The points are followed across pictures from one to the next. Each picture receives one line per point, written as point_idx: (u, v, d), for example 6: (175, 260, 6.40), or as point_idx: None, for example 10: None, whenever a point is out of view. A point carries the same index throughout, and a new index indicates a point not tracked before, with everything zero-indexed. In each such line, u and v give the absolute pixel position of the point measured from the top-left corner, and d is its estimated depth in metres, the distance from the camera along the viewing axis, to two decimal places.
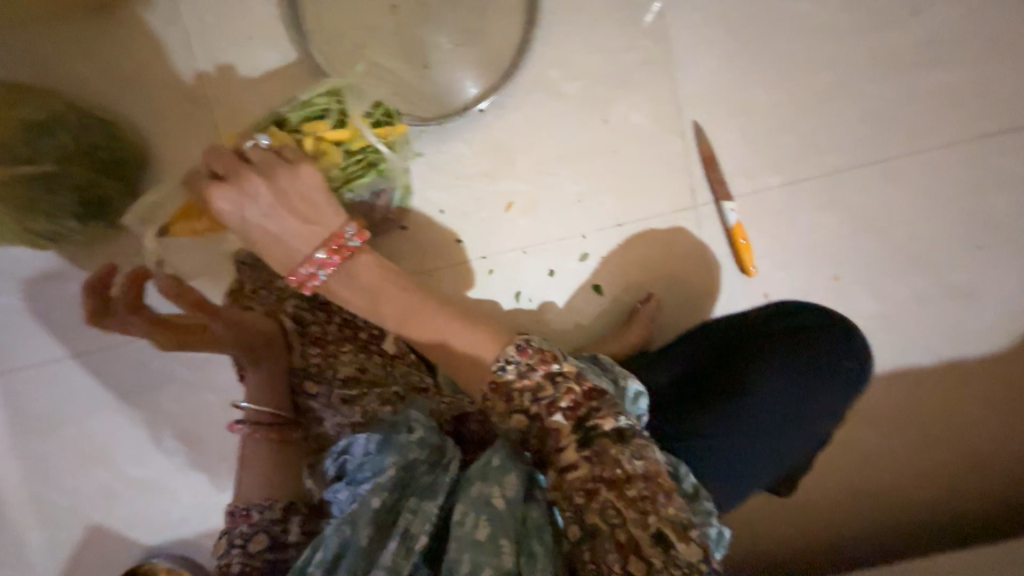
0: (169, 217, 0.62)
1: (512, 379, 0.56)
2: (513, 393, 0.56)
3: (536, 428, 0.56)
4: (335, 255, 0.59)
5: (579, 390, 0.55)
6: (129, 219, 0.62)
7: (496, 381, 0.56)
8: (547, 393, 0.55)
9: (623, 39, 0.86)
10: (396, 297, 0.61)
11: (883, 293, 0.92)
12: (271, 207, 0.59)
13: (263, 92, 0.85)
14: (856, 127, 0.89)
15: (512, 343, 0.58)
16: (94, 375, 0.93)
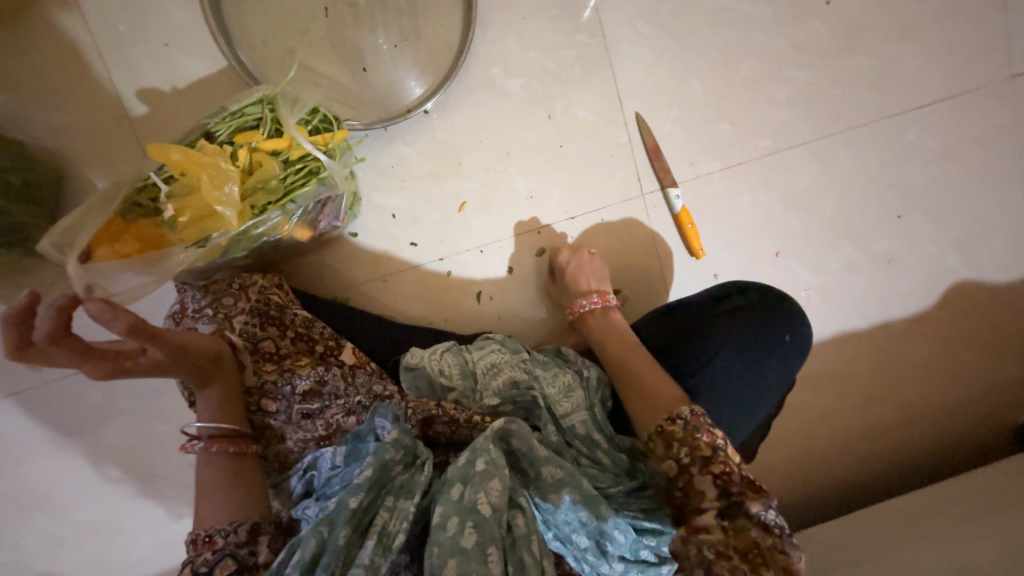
0: (94, 239, 0.57)
1: (677, 432, 0.62)
2: (673, 444, 0.61)
3: (683, 481, 0.60)
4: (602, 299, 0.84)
5: (697, 453, 0.60)
6: (47, 245, 0.56)
7: (670, 434, 0.62)
8: (683, 452, 0.60)
9: (562, 35, 0.87)
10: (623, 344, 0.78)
11: (819, 266, 0.99)
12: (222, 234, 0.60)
13: (193, 103, 0.81)
14: (784, 111, 0.95)
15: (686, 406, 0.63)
16: (24, 417, 0.86)
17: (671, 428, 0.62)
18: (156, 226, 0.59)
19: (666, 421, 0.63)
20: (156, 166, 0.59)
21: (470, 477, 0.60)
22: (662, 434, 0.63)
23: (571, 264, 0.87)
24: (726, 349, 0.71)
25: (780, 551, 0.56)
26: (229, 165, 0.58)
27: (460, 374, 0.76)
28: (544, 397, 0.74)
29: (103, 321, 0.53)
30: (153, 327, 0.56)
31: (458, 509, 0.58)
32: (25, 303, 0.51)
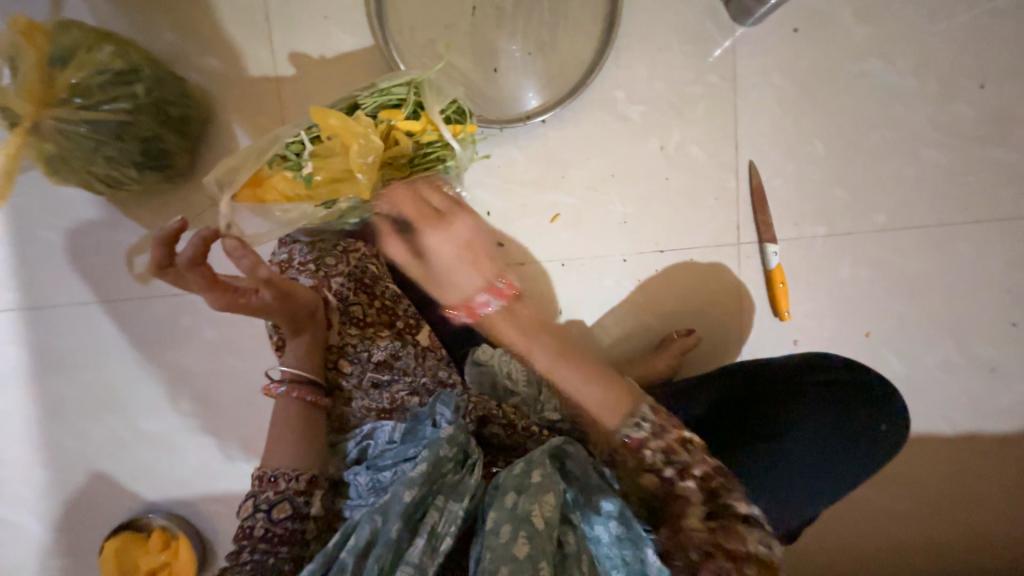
0: (242, 184, 0.62)
1: (647, 437, 0.56)
2: (646, 449, 0.56)
3: (666, 486, 0.56)
4: None
5: (678, 451, 0.55)
6: (208, 178, 0.61)
7: (633, 439, 0.56)
8: (666, 452, 0.55)
9: (691, 72, 0.87)
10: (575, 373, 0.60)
11: (911, 358, 0.93)
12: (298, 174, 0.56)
13: (332, 74, 0.87)
14: (907, 190, 0.90)
15: (645, 404, 0.58)
16: (119, 323, 0.93)
17: (638, 436, 0.56)
18: (292, 178, 0.62)
19: (631, 431, 0.57)
20: (306, 124, 0.63)
21: (525, 488, 0.60)
22: (630, 443, 0.57)
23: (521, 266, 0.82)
24: (814, 419, 0.67)
25: (765, 543, 0.53)
26: (375, 138, 0.61)
27: (525, 381, 0.77)
28: None
29: (234, 257, 0.58)
30: (272, 272, 0.61)
31: (512, 519, 0.57)
32: (176, 228, 0.56)
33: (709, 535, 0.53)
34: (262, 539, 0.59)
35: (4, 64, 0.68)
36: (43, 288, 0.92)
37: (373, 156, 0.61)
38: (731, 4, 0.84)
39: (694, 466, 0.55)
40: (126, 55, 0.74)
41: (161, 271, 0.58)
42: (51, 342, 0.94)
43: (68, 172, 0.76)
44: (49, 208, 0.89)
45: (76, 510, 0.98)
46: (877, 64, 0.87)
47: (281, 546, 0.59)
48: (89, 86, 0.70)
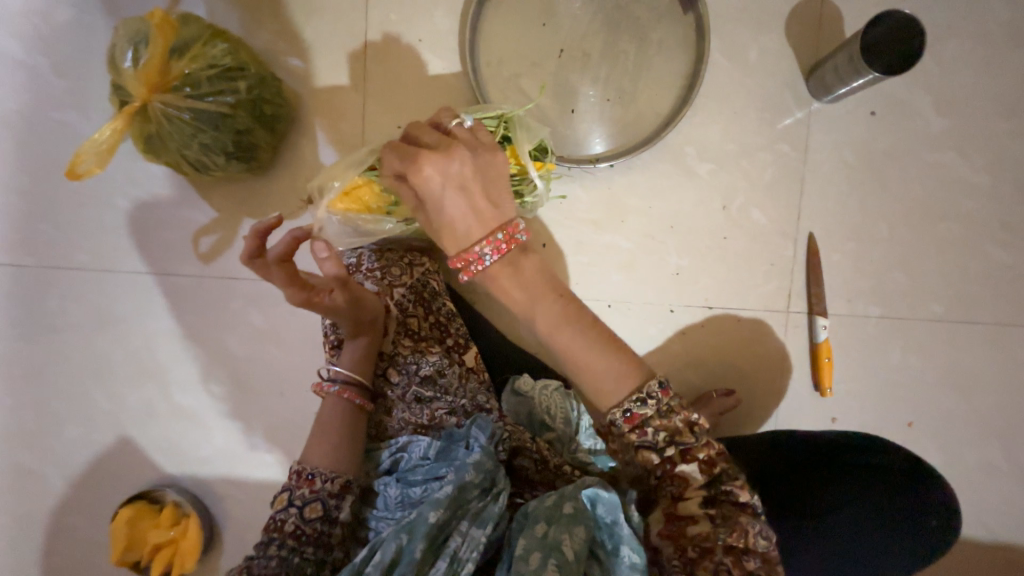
0: (336, 196, 0.65)
1: (650, 415, 0.51)
2: (648, 428, 0.51)
3: (662, 472, 0.52)
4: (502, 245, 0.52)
5: (708, 451, 0.52)
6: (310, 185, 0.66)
7: (632, 416, 0.51)
8: (685, 439, 0.51)
9: (764, 138, 0.88)
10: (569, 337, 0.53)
11: (953, 456, 0.90)
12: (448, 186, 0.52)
13: (417, 93, 0.91)
14: (969, 285, 0.89)
15: (652, 378, 0.51)
16: (175, 297, 0.96)
17: (641, 412, 0.51)
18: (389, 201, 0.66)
19: (633, 402, 0.50)
20: None
21: (555, 519, 0.62)
22: (631, 418, 0.51)
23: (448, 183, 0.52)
24: (862, 514, 0.64)
25: (764, 537, 0.50)
26: None
27: (563, 419, 0.78)
28: None
29: (318, 258, 0.60)
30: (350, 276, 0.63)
31: (541, 547, 0.59)
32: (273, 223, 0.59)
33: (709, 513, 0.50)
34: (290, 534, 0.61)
35: (128, 46, 0.72)
36: (110, 253, 0.95)
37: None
38: (813, 79, 0.86)
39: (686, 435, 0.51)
40: (236, 53, 0.79)
41: (249, 260, 0.60)
42: (106, 305, 0.97)
43: (163, 152, 0.80)
44: (131, 179, 0.93)
45: (98, 471, 1.00)
46: (951, 156, 0.87)
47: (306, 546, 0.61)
48: (197, 77, 0.75)
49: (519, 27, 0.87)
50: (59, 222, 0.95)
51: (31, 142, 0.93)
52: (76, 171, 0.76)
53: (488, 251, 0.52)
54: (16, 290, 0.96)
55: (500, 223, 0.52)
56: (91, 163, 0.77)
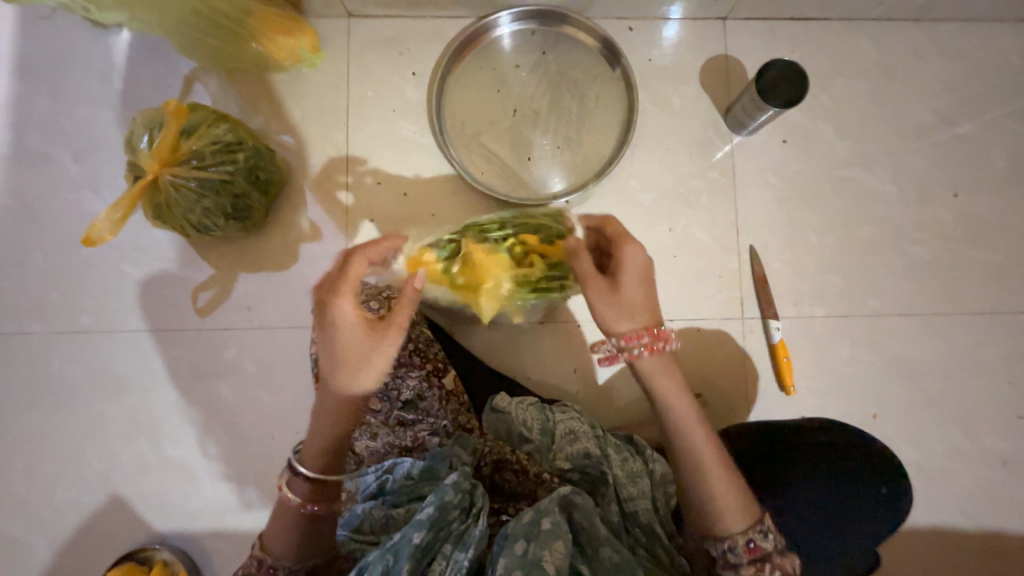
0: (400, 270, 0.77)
1: (770, 547, 0.65)
2: (768, 561, 0.64)
3: None
4: (647, 345, 0.69)
5: None
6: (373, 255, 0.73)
7: (756, 544, 0.65)
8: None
9: (696, 168, 1.02)
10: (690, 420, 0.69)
11: (920, 442, 0.95)
12: (637, 282, 0.70)
13: (393, 155, 1.05)
14: (900, 280, 0.99)
15: (761, 519, 0.66)
16: (173, 352, 1.03)
17: (762, 545, 0.65)
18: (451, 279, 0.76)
19: (758, 535, 0.65)
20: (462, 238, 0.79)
21: (535, 535, 0.64)
22: (751, 549, 0.65)
23: (626, 277, 0.69)
24: (824, 486, 0.74)
25: None
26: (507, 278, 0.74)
27: (539, 430, 0.81)
28: (613, 477, 0.75)
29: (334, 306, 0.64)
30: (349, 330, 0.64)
31: (523, 564, 0.62)
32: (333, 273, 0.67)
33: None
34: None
35: (144, 132, 0.86)
36: (112, 314, 1.03)
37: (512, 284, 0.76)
38: (729, 117, 1.01)
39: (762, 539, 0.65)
40: (236, 131, 0.93)
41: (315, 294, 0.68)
42: (105, 364, 1.02)
43: (170, 219, 0.91)
44: (135, 245, 1.03)
45: (87, 534, 0.99)
46: (859, 171, 1.01)
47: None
48: (203, 153, 0.88)
49: (477, 94, 1.03)
50: (67, 289, 1.03)
51: (48, 219, 1.03)
52: (90, 237, 0.86)
53: (647, 344, 0.69)
54: (20, 356, 1.02)
55: (651, 326, 0.70)
56: (103, 230, 0.86)
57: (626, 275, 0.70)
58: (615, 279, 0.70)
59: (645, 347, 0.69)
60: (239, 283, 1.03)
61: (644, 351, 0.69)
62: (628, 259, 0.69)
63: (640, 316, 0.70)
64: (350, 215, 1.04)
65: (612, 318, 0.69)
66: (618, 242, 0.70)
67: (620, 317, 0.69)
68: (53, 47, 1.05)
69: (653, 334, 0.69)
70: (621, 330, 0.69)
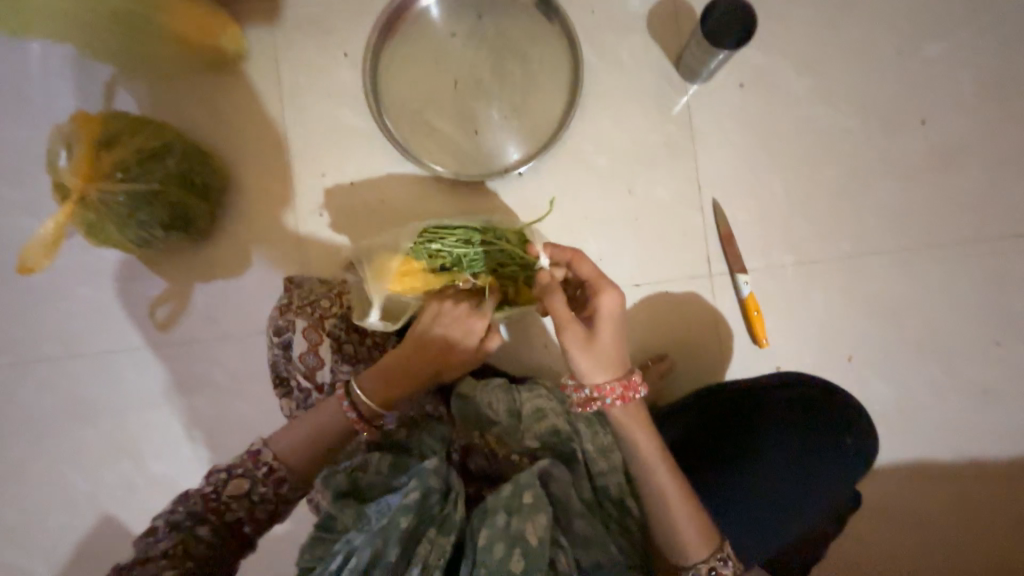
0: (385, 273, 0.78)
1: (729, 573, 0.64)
2: None
3: None
4: (621, 393, 0.65)
5: None
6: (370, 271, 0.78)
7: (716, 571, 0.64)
8: None
9: (652, 123, 0.97)
10: (654, 452, 0.65)
11: (897, 381, 0.95)
12: (612, 332, 0.66)
13: (336, 143, 1.00)
14: (870, 219, 0.96)
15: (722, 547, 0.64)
16: (139, 370, 1.01)
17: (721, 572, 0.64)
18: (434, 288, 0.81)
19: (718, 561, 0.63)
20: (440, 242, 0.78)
21: (516, 508, 0.63)
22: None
23: (600, 328, 0.66)
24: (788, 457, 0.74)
25: None
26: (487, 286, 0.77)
27: (506, 411, 0.81)
28: (582, 452, 0.76)
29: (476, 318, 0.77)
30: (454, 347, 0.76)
31: (506, 537, 0.61)
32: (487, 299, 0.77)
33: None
34: (206, 540, 0.64)
35: (61, 146, 0.81)
36: (72, 339, 1.01)
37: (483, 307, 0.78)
38: (681, 65, 0.95)
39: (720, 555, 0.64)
40: (161, 134, 0.88)
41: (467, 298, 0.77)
42: (73, 390, 1.01)
43: (106, 237, 0.87)
44: (84, 266, 1.00)
45: (84, 556, 1.01)
46: (822, 109, 0.96)
47: (212, 551, 0.65)
48: (127, 161, 0.83)
49: (414, 69, 0.97)
50: (23, 319, 1.00)
51: None
52: (27, 263, 0.83)
53: (618, 392, 0.65)
54: None
55: (623, 374, 0.66)
56: (38, 256, 0.83)
57: (603, 325, 0.66)
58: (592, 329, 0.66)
59: (619, 397, 0.65)
60: (197, 294, 1.00)
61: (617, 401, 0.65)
62: (605, 309, 0.66)
63: (614, 363, 0.66)
64: (299, 211, 1.00)
65: (585, 364, 0.65)
66: (594, 286, 0.67)
67: (589, 367, 0.65)
68: None
69: (625, 384, 0.66)
70: (595, 377, 0.65)
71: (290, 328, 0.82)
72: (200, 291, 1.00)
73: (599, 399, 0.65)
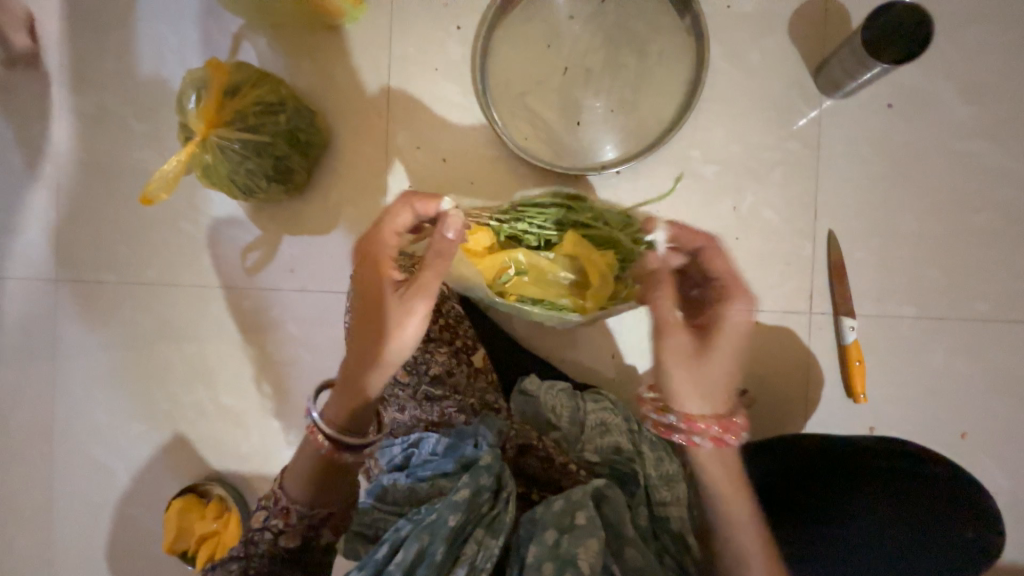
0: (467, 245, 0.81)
1: None
2: None
3: None
4: (722, 428, 0.61)
5: None
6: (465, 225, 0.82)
7: None
8: None
9: (773, 137, 0.88)
10: (739, 497, 0.61)
11: (1014, 469, 0.82)
12: (725, 355, 0.62)
13: (433, 117, 0.99)
14: (1019, 280, 0.82)
15: None
16: (224, 308, 1.08)
17: None
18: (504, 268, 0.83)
19: None
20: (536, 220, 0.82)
21: (567, 527, 0.61)
22: None
23: (713, 351, 0.62)
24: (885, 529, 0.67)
25: None
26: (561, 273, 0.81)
27: (568, 418, 0.78)
28: (643, 475, 0.71)
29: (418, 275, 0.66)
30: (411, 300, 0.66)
31: (554, 557, 0.58)
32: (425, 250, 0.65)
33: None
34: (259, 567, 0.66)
35: (192, 91, 0.86)
36: (173, 269, 1.09)
37: (560, 281, 0.82)
38: (819, 76, 0.85)
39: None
40: (277, 89, 0.92)
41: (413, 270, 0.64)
42: (167, 315, 1.10)
43: (216, 181, 0.92)
44: (192, 204, 1.07)
45: (157, 465, 1.11)
46: (984, 145, 0.83)
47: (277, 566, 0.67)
48: (245, 113, 0.88)
49: (524, 50, 0.93)
50: (135, 244, 1.10)
51: (118, 178, 1.10)
52: (148, 197, 0.89)
53: (715, 426, 0.61)
54: (97, 303, 1.12)
55: (723, 410, 0.62)
56: (159, 191, 0.90)
57: (719, 346, 0.62)
58: (703, 348, 0.62)
59: (713, 430, 0.61)
60: (284, 246, 1.05)
61: (711, 436, 0.61)
62: (727, 329, 0.62)
63: (716, 388, 0.62)
64: (388, 180, 1.01)
65: (685, 381, 0.62)
66: (722, 300, 0.63)
67: (689, 390, 0.62)
68: (114, 5, 1.07)
69: (724, 420, 0.61)
70: (691, 399, 0.62)
71: None
72: (287, 243, 1.04)
73: (692, 426, 0.61)
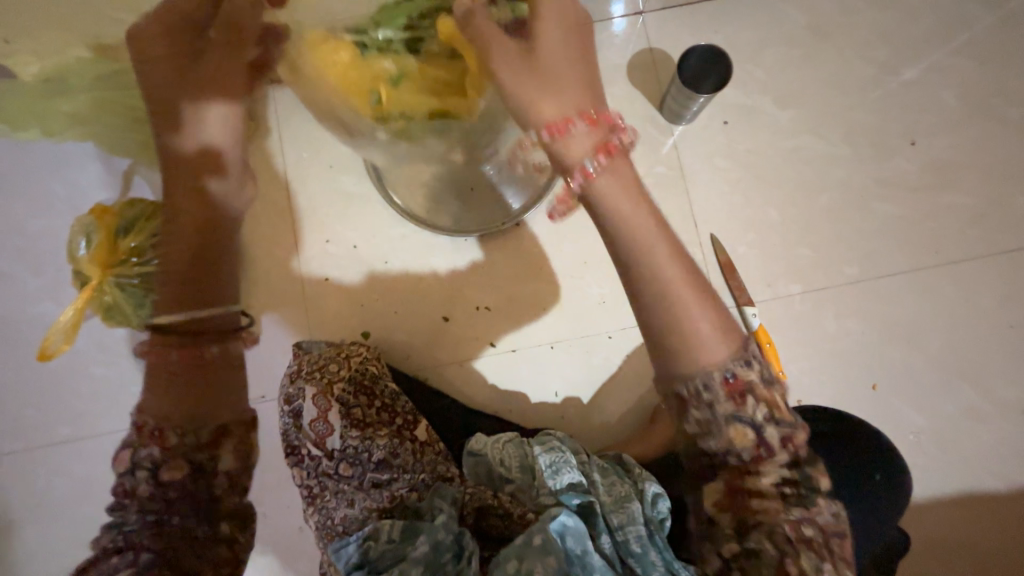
0: None
1: (756, 379, 0.56)
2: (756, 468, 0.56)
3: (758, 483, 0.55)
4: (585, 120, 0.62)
5: (778, 414, 0.56)
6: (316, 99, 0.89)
7: (736, 377, 0.56)
8: (784, 422, 0.56)
9: (642, 165, 0.99)
10: (627, 208, 0.61)
11: (928, 405, 0.90)
12: (559, 36, 0.62)
13: (338, 209, 1.04)
14: (873, 242, 0.95)
15: (743, 348, 0.58)
16: None
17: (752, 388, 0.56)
18: None
19: (739, 367, 0.56)
20: None
21: (526, 554, 0.62)
22: (733, 382, 0.56)
23: (540, 45, 0.62)
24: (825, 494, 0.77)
25: (835, 514, 0.56)
26: None
27: (519, 468, 0.79)
28: (598, 503, 0.73)
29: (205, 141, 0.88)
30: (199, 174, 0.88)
31: None
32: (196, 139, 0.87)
33: (778, 555, 0.53)
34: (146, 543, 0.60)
35: (81, 237, 0.88)
36: (89, 419, 1.02)
37: None
38: (664, 110, 0.99)
39: (798, 441, 0.56)
40: None
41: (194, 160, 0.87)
42: (91, 470, 1.01)
43: (123, 319, 0.91)
44: (102, 346, 1.03)
45: None
46: (809, 139, 0.98)
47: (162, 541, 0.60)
48: (141, 246, 0.89)
49: None
50: (43, 401, 1.03)
51: (14, 337, 1.03)
52: (49, 350, 0.91)
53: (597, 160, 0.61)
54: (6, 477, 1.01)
55: (582, 108, 0.62)
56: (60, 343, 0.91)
57: (548, 39, 0.62)
58: (529, 74, 0.61)
59: (569, 126, 0.61)
60: None
61: (568, 131, 0.61)
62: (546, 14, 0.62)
63: (569, 86, 0.62)
64: (304, 276, 1.03)
65: (542, 77, 0.62)
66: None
67: (547, 120, 0.62)
68: None
69: (592, 114, 0.63)
70: (564, 107, 0.62)
71: (300, 395, 0.84)
72: None
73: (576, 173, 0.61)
